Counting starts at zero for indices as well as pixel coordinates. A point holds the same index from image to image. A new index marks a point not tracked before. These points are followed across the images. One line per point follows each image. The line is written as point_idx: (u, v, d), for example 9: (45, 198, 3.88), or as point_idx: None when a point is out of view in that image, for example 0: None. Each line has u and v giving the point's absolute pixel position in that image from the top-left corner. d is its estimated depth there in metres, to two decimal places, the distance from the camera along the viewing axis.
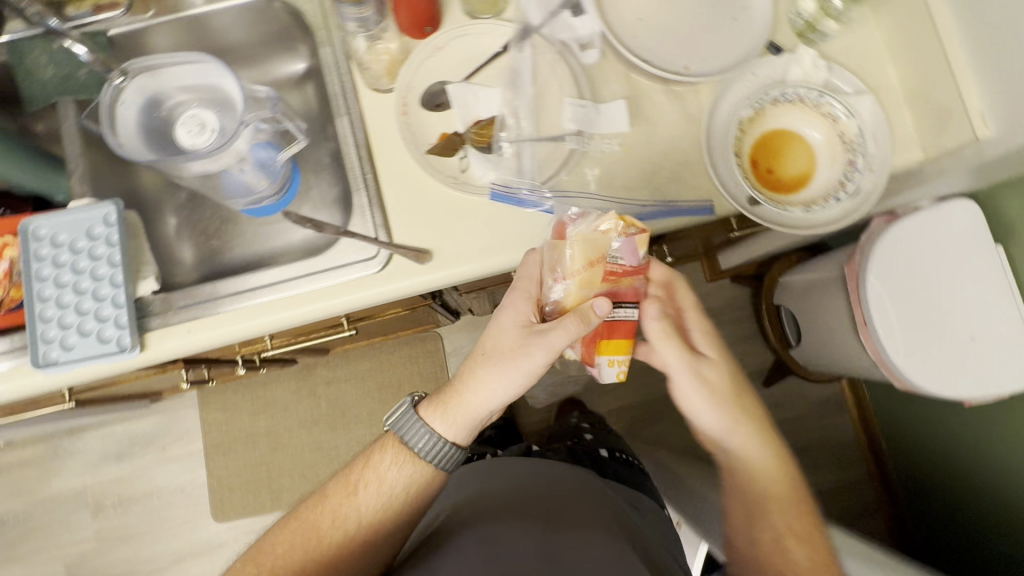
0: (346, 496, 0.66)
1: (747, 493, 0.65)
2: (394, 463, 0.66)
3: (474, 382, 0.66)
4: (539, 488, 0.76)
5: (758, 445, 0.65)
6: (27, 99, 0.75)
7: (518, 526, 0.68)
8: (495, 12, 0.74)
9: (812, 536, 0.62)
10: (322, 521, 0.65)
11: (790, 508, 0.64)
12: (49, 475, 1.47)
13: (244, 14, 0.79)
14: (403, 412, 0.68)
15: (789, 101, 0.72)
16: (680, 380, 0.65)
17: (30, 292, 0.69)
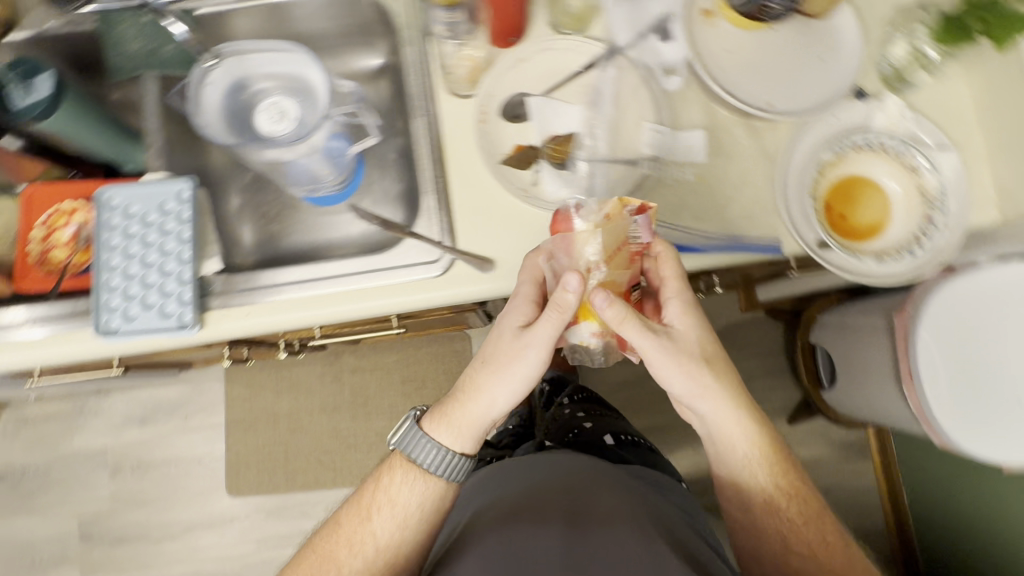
0: (361, 521, 0.68)
1: (739, 476, 0.67)
2: (403, 486, 0.68)
3: (474, 391, 0.65)
4: (560, 483, 0.73)
5: (746, 427, 0.65)
6: (112, 69, 0.77)
7: (541, 526, 0.65)
8: (582, 29, 0.74)
9: (814, 511, 0.66)
10: (340, 547, 0.67)
11: (791, 482, 0.67)
12: (72, 431, 1.49)
13: (331, 6, 0.80)
14: (405, 430, 0.68)
15: (872, 149, 0.71)
16: (669, 368, 0.62)
17: (99, 259, 0.70)
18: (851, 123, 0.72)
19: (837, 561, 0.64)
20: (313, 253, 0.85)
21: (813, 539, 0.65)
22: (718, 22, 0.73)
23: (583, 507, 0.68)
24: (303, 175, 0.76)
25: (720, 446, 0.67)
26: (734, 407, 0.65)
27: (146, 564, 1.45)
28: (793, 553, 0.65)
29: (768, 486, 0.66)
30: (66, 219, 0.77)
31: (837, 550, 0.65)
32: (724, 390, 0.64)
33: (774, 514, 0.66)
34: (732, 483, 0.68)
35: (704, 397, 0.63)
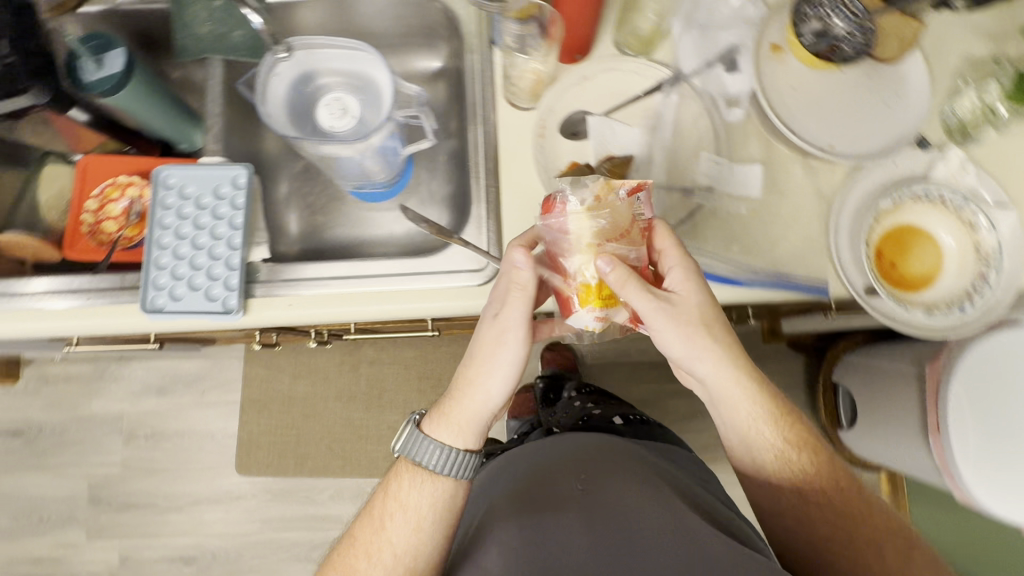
0: (375, 530, 0.65)
1: (749, 440, 0.65)
2: (411, 489, 0.65)
3: (468, 384, 0.63)
4: (568, 467, 0.71)
5: (748, 385, 0.62)
6: (178, 50, 0.76)
7: (561, 516, 0.64)
8: (648, 53, 0.73)
9: (824, 458, 0.66)
10: (359, 559, 0.65)
11: (798, 434, 0.65)
12: (91, 394, 1.51)
13: (398, 6, 0.80)
14: (406, 435, 0.66)
15: (930, 201, 0.71)
16: (666, 329, 0.58)
17: (151, 236, 0.71)
18: (908, 171, 0.71)
19: (852, 506, 0.64)
20: (354, 248, 0.86)
21: (829, 489, 0.65)
22: (786, 58, 0.73)
23: (600, 492, 0.66)
24: (355, 172, 0.77)
25: (723, 412, 0.64)
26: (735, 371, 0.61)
27: (151, 533, 1.48)
28: (811, 502, 0.64)
29: (779, 443, 0.64)
30: (120, 193, 0.78)
31: (850, 493, 0.65)
32: (726, 351, 0.60)
33: (787, 466, 0.64)
34: (744, 446, 0.65)
35: (705, 357, 0.59)
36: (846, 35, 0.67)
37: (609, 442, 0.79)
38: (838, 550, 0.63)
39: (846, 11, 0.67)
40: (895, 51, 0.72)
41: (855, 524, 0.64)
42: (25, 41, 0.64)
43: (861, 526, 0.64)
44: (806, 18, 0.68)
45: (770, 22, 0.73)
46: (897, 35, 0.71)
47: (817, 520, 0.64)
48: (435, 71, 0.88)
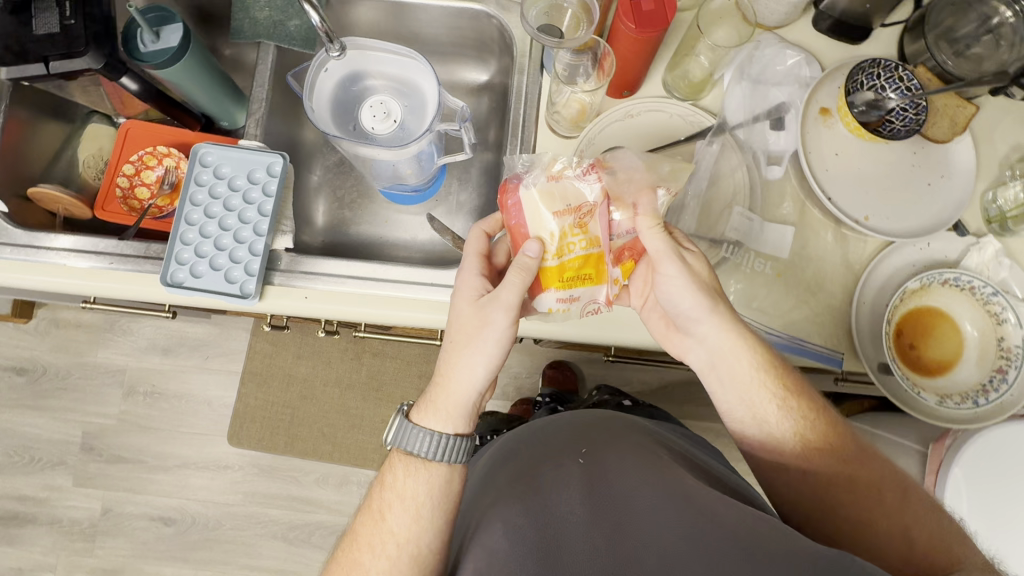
0: (375, 524, 0.60)
1: (750, 396, 0.60)
2: (407, 476, 0.60)
3: (450, 368, 0.60)
4: (560, 447, 0.68)
5: (748, 340, 0.60)
6: (234, 31, 0.77)
7: (556, 485, 0.60)
8: (695, 98, 0.73)
9: (823, 408, 0.62)
10: (361, 555, 0.59)
11: (795, 386, 0.61)
12: (98, 344, 1.53)
13: (454, 17, 0.81)
14: (396, 426, 0.62)
15: (959, 287, 0.69)
16: (674, 277, 0.59)
17: (180, 211, 0.72)
18: (940, 253, 0.71)
19: (851, 452, 0.60)
20: (377, 248, 0.87)
21: (832, 443, 0.60)
22: (834, 123, 0.72)
23: (593, 461, 0.62)
24: (389, 173, 0.78)
25: (723, 376, 0.61)
26: (737, 331, 0.60)
27: (136, 489, 1.49)
28: (814, 450, 0.60)
29: (787, 419, 0.60)
30: (157, 161, 0.80)
31: (849, 443, 0.60)
32: (726, 309, 0.61)
33: (793, 426, 0.60)
34: (747, 411, 0.61)
35: (712, 314, 0.59)
36: (897, 109, 0.68)
37: (613, 420, 0.76)
38: (843, 498, 0.58)
39: (900, 85, 0.68)
40: (945, 134, 0.71)
41: (858, 472, 0.59)
42: (87, 7, 0.65)
43: (864, 474, 0.59)
44: (860, 86, 0.69)
45: (823, 86, 0.73)
46: (947, 115, 0.71)
47: (847, 501, 0.58)
48: (480, 84, 0.89)
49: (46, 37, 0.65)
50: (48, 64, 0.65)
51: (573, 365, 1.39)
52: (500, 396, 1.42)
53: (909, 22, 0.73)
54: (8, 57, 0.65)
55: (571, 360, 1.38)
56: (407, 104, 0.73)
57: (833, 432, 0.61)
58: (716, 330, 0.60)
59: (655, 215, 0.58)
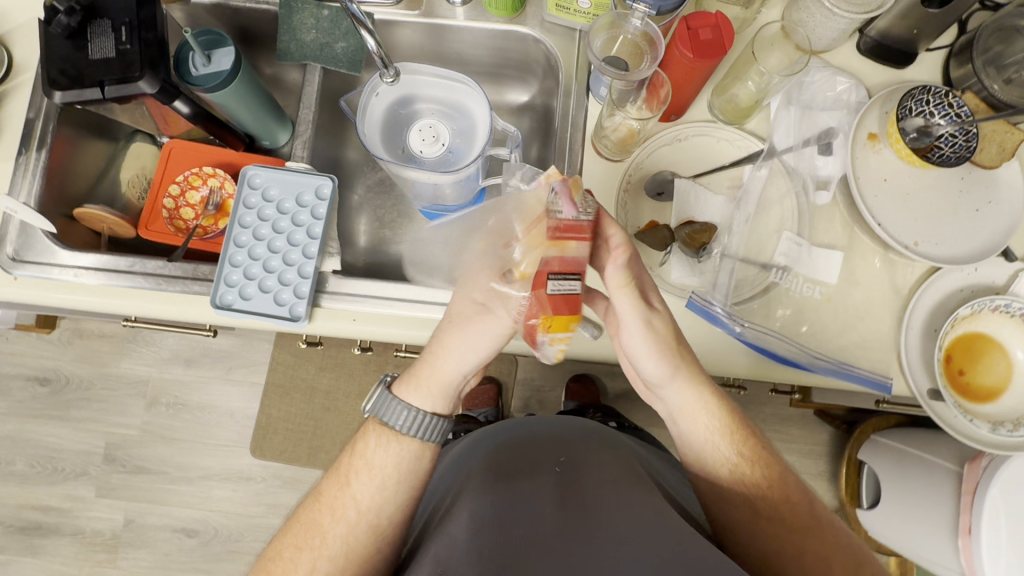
0: (341, 487, 0.62)
1: (703, 454, 0.65)
2: (378, 448, 0.62)
3: (441, 348, 0.61)
4: (541, 452, 0.69)
5: (708, 405, 0.63)
6: (281, 53, 0.77)
7: (532, 488, 0.60)
8: (741, 121, 0.73)
9: (777, 473, 0.64)
10: (323, 512, 0.61)
11: (751, 447, 0.64)
12: (121, 355, 1.53)
13: (500, 39, 0.81)
14: (377, 396, 0.63)
15: (1009, 313, 0.69)
16: (641, 344, 0.60)
17: (229, 233, 0.72)
18: (988, 278, 0.71)
19: (805, 520, 0.61)
20: None
21: (783, 512, 0.61)
22: (882, 148, 0.72)
23: (568, 472, 0.64)
24: (430, 194, 0.78)
25: (685, 432, 0.65)
26: (699, 401, 0.63)
27: (159, 500, 1.49)
28: (765, 518, 0.61)
29: (731, 455, 0.64)
30: (202, 182, 0.80)
31: (803, 507, 0.62)
32: (689, 371, 0.63)
33: (740, 478, 0.63)
34: (696, 459, 0.65)
35: (674, 379, 0.62)
36: (946, 136, 0.67)
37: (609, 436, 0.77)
38: (788, 546, 0.60)
39: (948, 112, 0.67)
40: (992, 159, 0.71)
41: (806, 541, 0.60)
42: (143, 31, 0.66)
43: (813, 539, 0.60)
44: (910, 112, 0.69)
45: (870, 112, 0.73)
46: (995, 140, 0.70)
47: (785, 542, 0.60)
48: (521, 104, 0.90)
49: (102, 61, 0.65)
50: (104, 88, 0.65)
51: (597, 378, 1.39)
52: (523, 409, 1.42)
53: (955, 47, 0.74)
54: (64, 82, 0.65)
55: (596, 373, 1.38)
56: (457, 126, 0.73)
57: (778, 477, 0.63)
58: (681, 393, 0.63)
59: (628, 279, 0.57)
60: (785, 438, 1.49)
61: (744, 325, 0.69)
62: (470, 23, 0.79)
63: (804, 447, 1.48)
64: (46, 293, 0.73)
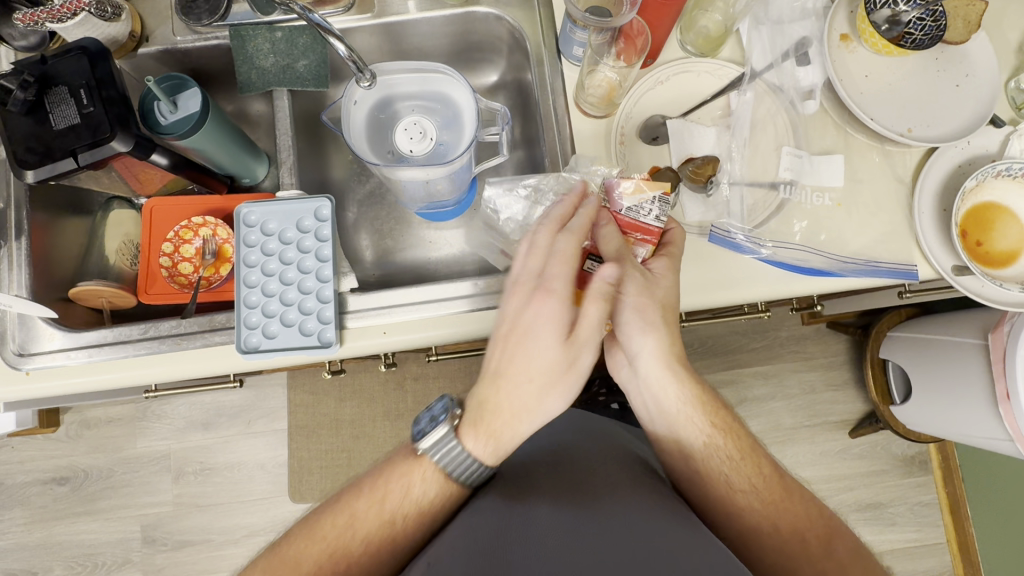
0: (383, 519, 0.60)
1: (678, 428, 0.66)
2: (436, 493, 0.61)
3: (522, 411, 0.58)
4: (541, 445, 0.71)
5: (683, 381, 0.65)
6: (243, 86, 0.76)
7: (527, 484, 0.62)
8: (716, 51, 0.74)
9: (749, 445, 0.67)
10: (355, 538, 0.59)
11: (723, 420, 0.67)
12: (135, 434, 1.49)
13: (460, 23, 0.80)
14: (439, 437, 0.60)
15: (1011, 176, 0.71)
16: (625, 299, 0.60)
17: (237, 275, 0.70)
18: (982, 148, 0.73)
19: (774, 492, 0.64)
20: (427, 271, 0.86)
21: (749, 483, 0.64)
22: (855, 47, 0.74)
23: (569, 468, 0.65)
24: (424, 193, 0.77)
25: (656, 395, 0.65)
26: (673, 374, 0.64)
27: (209, 569, 1.46)
28: (738, 493, 0.64)
29: (706, 428, 0.65)
30: (194, 233, 0.77)
31: (773, 477, 0.65)
32: (667, 329, 0.62)
33: (715, 452, 0.65)
34: (668, 427, 0.66)
35: (646, 332, 0.62)
36: (914, 21, 0.69)
37: (588, 420, 0.76)
38: (765, 519, 0.63)
39: None
40: (960, 35, 0.71)
41: (780, 512, 0.63)
42: (102, 90, 0.63)
43: (783, 509, 0.63)
44: (875, 6, 0.69)
45: (836, 14, 0.74)
46: (960, 17, 0.71)
47: (760, 509, 0.63)
48: (493, 85, 0.89)
49: (67, 129, 0.63)
50: (76, 157, 0.62)
51: None
52: None
53: None
54: (34, 159, 0.62)
55: None
56: (440, 118, 0.72)
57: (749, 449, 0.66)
58: (651, 345, 0.62)
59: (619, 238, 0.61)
60: (805, 357, 1.52)
61: (769, 246, 0.69)
62: (426, 14, 0.78)
63: (825, 360, 1.52)
64: (62, 381, 0.71)
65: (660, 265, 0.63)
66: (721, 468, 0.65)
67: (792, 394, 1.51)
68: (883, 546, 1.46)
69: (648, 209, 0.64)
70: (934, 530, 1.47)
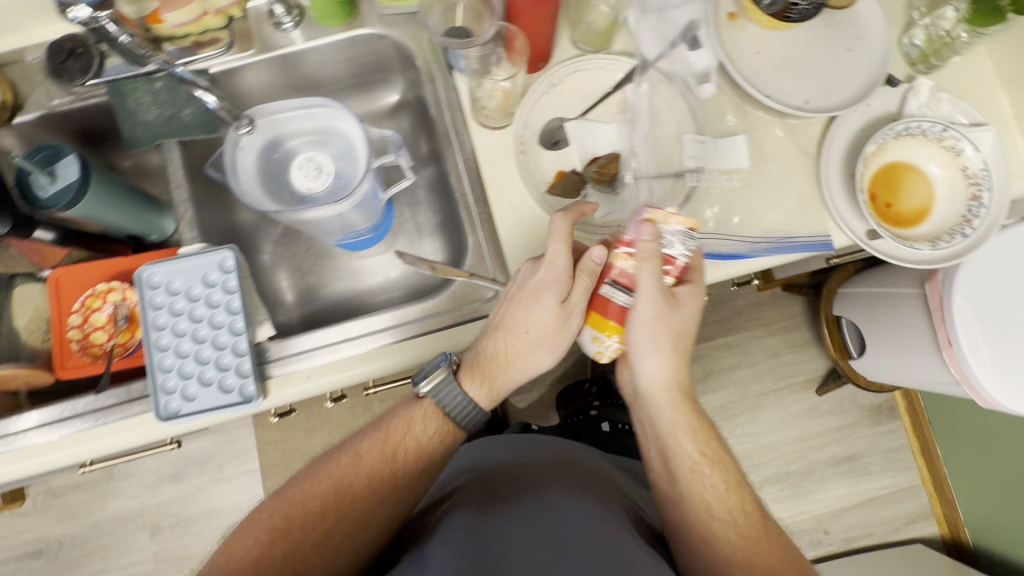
0: (382, 458, 0.65)
1: (670, 448, 0.67)
2: (433, 435, 0.66)
3: (521, 359, 0.64)
4: (530, 469, 0.73)
5: (684, 408, 0.67)
6: (129, 142, 0.73)
7: (508, 515, 0.64)
8: (607, 45, 0.73)
9: (735, 478, 0.67)
10: (358, 474, 0.64)
11: (714, 449, 0.67)
12: (105, 496, 1.46)
13: (348, 48, 0.78)
14: (438, 379, 0.65)
15: (913, 135, 0.71)
16: (641, 321, 0.59)
17: (148, 339, 0.68)
18: (882, 109, 0.73)
19: (752, 530, 0.64)
20: (355, 302, 0.85)
21: (729, 514, 0.64)
22: (743, 25, 0.73)
23: (552, 496, 0.67)
24: (337, 226, 0.75)
25: (652, 412, 0.68)
26: (671, 394, 0.66)
27: None
28: (716, 519, 0.64)
29: (694, 453, 0.66)
30: (103, 300, 0.75)
31: (753, 516, 0.65)
32: (672, 357, 0.64)
33: (701, 480, 0.65)
34: (658, 444, 0.68)
35: (650, 358, 0.63)
36: None
37: (574, 452, 0.79)
38: (739, 552, 0.62)
39: None
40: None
41: (754, 550, 0.63)
42: None
43: (757, 550, 0.62)
44: None
45: None
46: None
47: (736, 536, 0.63)
48: (394, 105, 0.88)
49: None
50: None
51: None
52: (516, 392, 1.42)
53: None
54: None
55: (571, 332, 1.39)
56: (335, 152, 0.71)
57: (736, 479, 0.67)
58: (655, 368, 0.64)
59: (655, 255, 0.56)
60: (765, 322, 1.53)
61: None
62: (311, 43, 0.76)
63: (785, 323, 1.53)
64: None
65: (686, 292, 0.61)
66: (705, 492, 0.65)
67: (756, 361, 1.52)
68: (862, 496, 1.49)
69: (669, 239, 0.57)
70: (909, 474, 1.50)
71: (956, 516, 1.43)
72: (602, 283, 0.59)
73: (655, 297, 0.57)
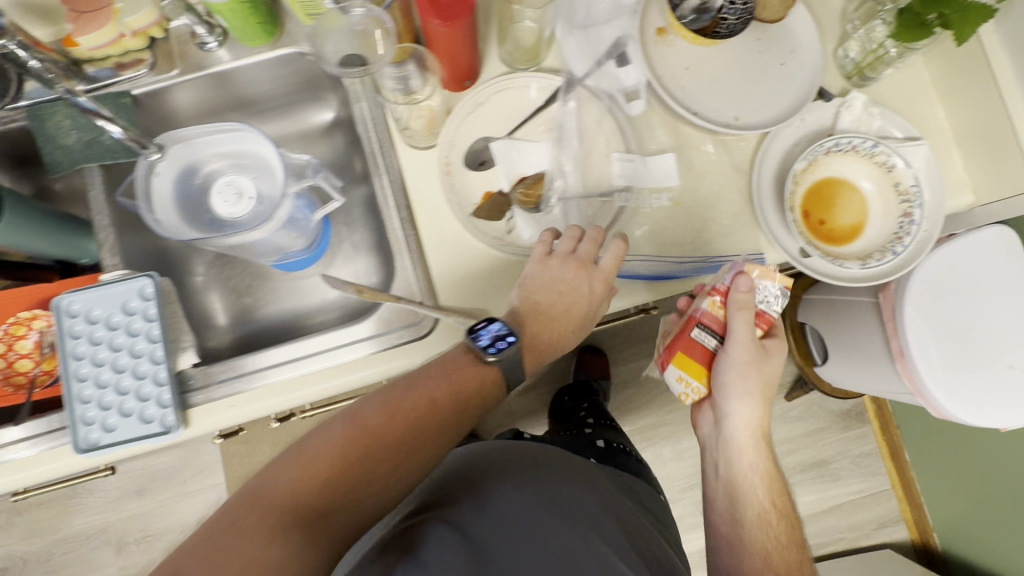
0: (424, 411, 0.54)
1: (740, 491, 0.65)
2: (477, 381, 0.57)
3: (560, 338, 0.65)
4: (527, 473, 0.65)
5: (763, 455, 0.66)
6: (49, 167, 0.71)
7: (509, 525, 0.56)
8: (535, 62, 0.72)
9: (796, 533, 0.64)
10: (398, 426, 0.52)
11: (782, 502, 0.65)
12: (68, 513, 1.45)
13: (276, 67, 0.77)
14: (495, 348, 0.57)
15: (843, 151, 0.69)
16: (737, 365, 0.61)
17: (65, 370, 0.67)
18: (816, 123, 0.72)
19: None
20: (292, 323, 0.84)
21: (788, 566, 0.61)
22: (673, 40, 0.72)
23: (554, 510, 0.60)
24: (269, 249, 0.73)
25: (730, 458, 0.66)
26: (750, 439, 0.65)
27: None
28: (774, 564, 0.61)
29: (765, 500, 0.64)
30: (27, 328, 0.73)
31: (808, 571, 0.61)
32: (759, 405, 0.64)
33: (767, 530, 0.63)
34: (727, 491, 0.66)
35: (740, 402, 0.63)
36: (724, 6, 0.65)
37: (566, 462, 0.71)
38: None
39: None
40: (777, 12, 0.70)
41: None
42: None
43: None
44: None
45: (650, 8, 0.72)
46: None
47: None
48: (330, 123, 0.86)
49: None
50: None
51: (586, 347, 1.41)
52: None
53: None
54: None
55: None
56: (257, 176, 0.70)
57: (795, 531, 0.64)
58: (742, 413, 0.64)
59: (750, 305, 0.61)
60: None
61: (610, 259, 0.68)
62: (237, 62, 0.75)
63: None
64: None
65: (773, 345, 0.65)
66: (764, 537, 0.63)
67: None
68: (832, 501, 1.49)
69: (767, 293, 0.62)
70: (878, 478, 1.50)
71: (926, 521, 1.43)
72: (693, 326, 0.63)
73: (748, 344, 0.61)
